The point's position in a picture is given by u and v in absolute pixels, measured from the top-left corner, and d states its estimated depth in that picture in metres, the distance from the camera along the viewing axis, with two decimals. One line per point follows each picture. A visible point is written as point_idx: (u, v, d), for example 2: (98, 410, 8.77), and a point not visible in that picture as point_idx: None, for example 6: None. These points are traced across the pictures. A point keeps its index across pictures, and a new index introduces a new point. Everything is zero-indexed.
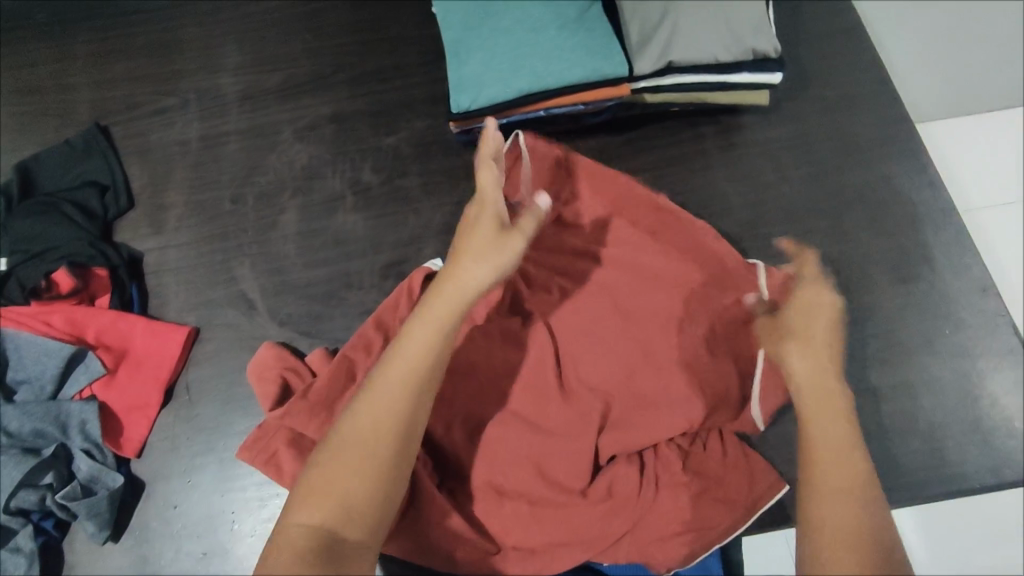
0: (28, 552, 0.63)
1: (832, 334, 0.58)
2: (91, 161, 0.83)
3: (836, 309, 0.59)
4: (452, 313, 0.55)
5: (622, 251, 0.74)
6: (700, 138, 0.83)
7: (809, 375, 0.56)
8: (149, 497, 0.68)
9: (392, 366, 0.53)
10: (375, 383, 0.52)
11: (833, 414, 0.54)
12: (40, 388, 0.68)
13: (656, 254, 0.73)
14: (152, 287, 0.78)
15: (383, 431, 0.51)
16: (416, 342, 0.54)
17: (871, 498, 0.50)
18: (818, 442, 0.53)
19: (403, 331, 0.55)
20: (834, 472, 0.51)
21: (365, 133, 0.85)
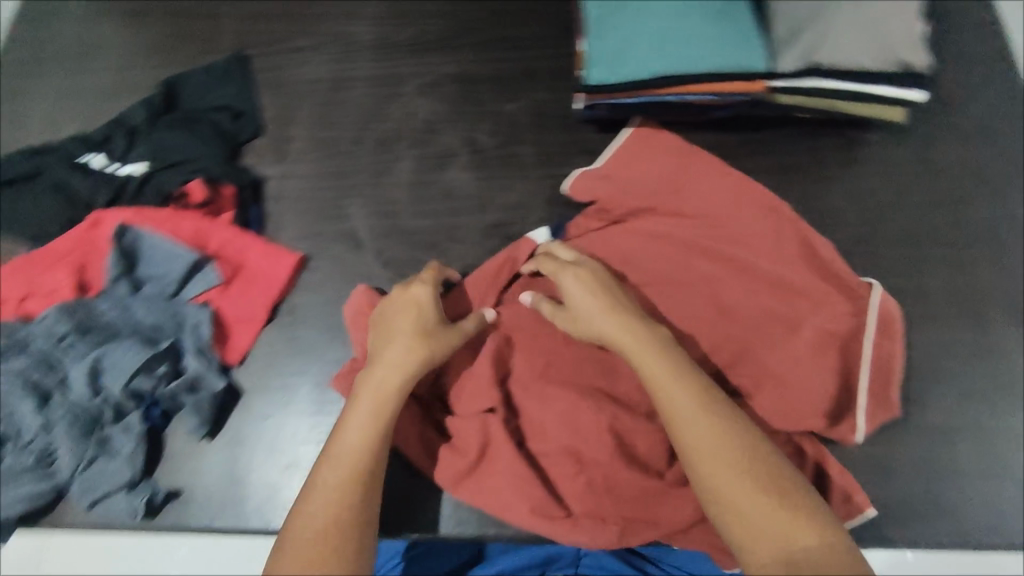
0: (136, 433, 0.68)
1: (613, 294, 0.67)
2: (228, 87, 0.88)
3: (599, 278, 0.68)
4: (388, 386, 0.61)
5: (734, 251, 0.74)
6: (824, 147, 0.81)
7: (605, 327, 0.64)
8: (245, 404, 0.72)
9: (334, 444, 0.59)
10: (320, 464, 0.58)
11: (659, 364, 0.60)
12: (164, 286, 0.73)
13: (767, 258, 0.73)
14: (270, 211, 0.82)
15: (339, 501, 0.55)
16: (352, 434, 0.59)
17: (734, 432, 0.56)
18: (669, 400, 0.58)
19: (336, 431, 0.60)
20: (697, 426, 0.57)
21: (486, 96, 0.87)
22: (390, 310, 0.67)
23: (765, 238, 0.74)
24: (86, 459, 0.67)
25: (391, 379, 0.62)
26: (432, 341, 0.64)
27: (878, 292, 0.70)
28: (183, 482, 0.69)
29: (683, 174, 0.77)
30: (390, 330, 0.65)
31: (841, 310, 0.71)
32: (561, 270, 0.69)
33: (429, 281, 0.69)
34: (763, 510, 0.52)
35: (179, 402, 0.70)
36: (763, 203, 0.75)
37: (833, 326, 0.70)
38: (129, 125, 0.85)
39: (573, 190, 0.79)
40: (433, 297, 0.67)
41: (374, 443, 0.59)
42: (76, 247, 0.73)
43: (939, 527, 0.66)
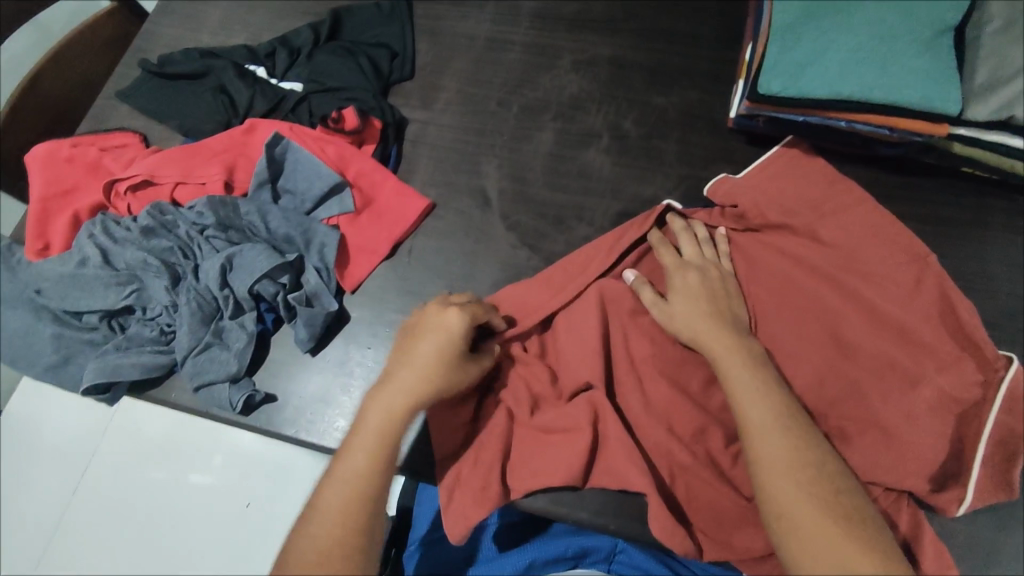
0: (249, 332, 0.71)
1: (714, 298, 0.68)
2: (390, 26, 0.90)
3: (704, 279, 0.69)
4: (386, 434, 0.59)
5: (868, 288, 0.69)
6: (987, 208, 0.76)
7: (696, 326, 0.65)
8: (351, 330, 0.75)
9: (335, 474, 0.57)
10: (319, 497, 0.57)
11: (745, 372, 0.61)
12: (301, 203, 0.76)
13: (906, 305, 0.68)
14: (407, 153, 0.84)
15: (338, 532, 0.55)
16: (358, 461, 0.58)
17: (809, 453, 0.56)
18: (746, 407, 0.59)
19: (338, 454, 0.59)
20: (770, 438, 0.56)
21: (639, 85, 0.86)
22: (416, 332, 0.64)
23: (904, 285, 0.69)
24: (200, 344, 0.70)
25: (394, 427, 0.59)
26: (450, 372, 0.61)
27: (1015, 369, 0.63)
28: (281, 390, 0.72)
29: (828, 199, 0.74)
30: (412, 350, 0.62)
31: (971, 378, 0.64)
32: (678, 266, 0.70)
33: (468, 307, 0.65)
34: (820, 528, 0.51)
35: (291, 313, 0.73)
36: (911, 247, 0.70)
37: (961, 393, 0.64)
38: (294, 44, 0.88)
39: (711, 193, 0.77)
40: (466, 323, 0.63)
41: (375, 483, 0.57)
42: (228, 147, 0.77)
43: None
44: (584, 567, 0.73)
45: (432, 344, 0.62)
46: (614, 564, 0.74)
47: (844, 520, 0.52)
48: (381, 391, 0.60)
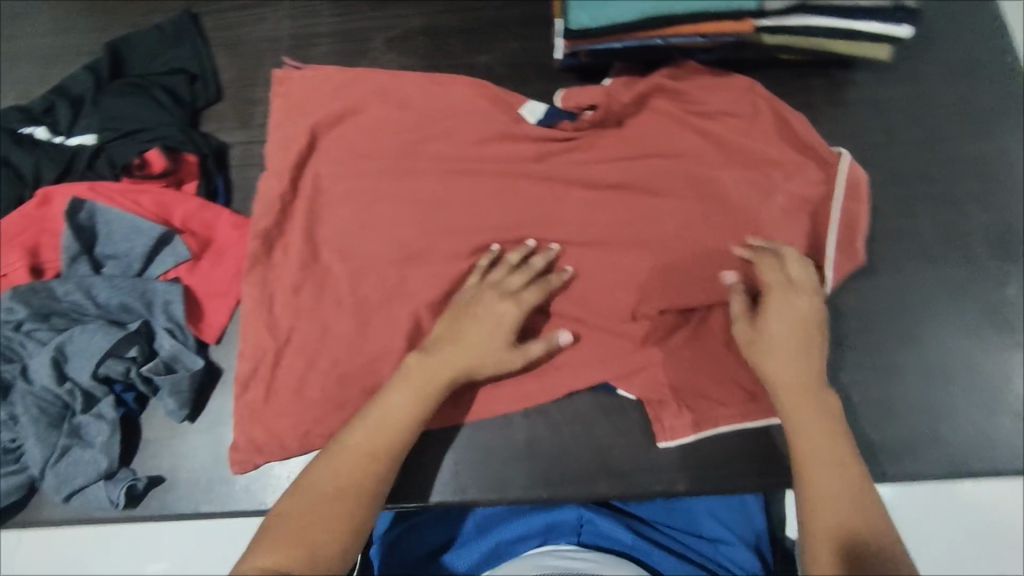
0: (111, 421, 0.64)
1: (803, 332, 0.64)
2: (179, 48, 0.81)
3: (807, 307, 0.64)
4: (403, 426, 0.61)
5: (713, 126, 0.73)
6: (809, 89, 0.79)
7: (778, 373, 0.62)
8: (226, 383, 0.69)
9: (375, 412, 0.61)
10: (348, 437, 0.59)
11: (801, 362, 0.63)
12: (128, 266, 0.68)
13: (743, 179, 0.71)
14: (237, 180, 0.78)
15: (353, 472, 0.57)
16: (396, 409, 0.61)
17: (854, 498, 0.54)
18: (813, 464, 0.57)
19: (381, 401, 0.62)
20: (822, 483, 0.56)
21: (459, 49, 0.83)
22: (483, 299, 0.66)
23: (743, 118, 0.74)
24: (56, 451, 0.62)
25: (414, 415, 0.61)
26: (496, 347, 0.65)
27: (847, 159, 0.71)
28: (167, 468, 0.67)
29: (663, 88, 0.75)
30: (467, 335, 0.65)
31: (813, 178, 0.71)
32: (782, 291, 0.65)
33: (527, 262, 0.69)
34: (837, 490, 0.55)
35: (153, 385, 0.66)
36: (741, 84, 0.75)
37: (807, 192, 0.71)
38: (72, 93, 0.78)
39: (563, 102, 0.75)
40: (518, 310, 0.65)
41: (406, 436, 0.61)
42: (25, 227, 0.68)
43: (935, 460, 0.67)
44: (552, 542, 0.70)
45: (488, 323, 0.65)
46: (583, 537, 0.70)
47: (854, 488, 0.55)
48: (429, 356, 0.64)
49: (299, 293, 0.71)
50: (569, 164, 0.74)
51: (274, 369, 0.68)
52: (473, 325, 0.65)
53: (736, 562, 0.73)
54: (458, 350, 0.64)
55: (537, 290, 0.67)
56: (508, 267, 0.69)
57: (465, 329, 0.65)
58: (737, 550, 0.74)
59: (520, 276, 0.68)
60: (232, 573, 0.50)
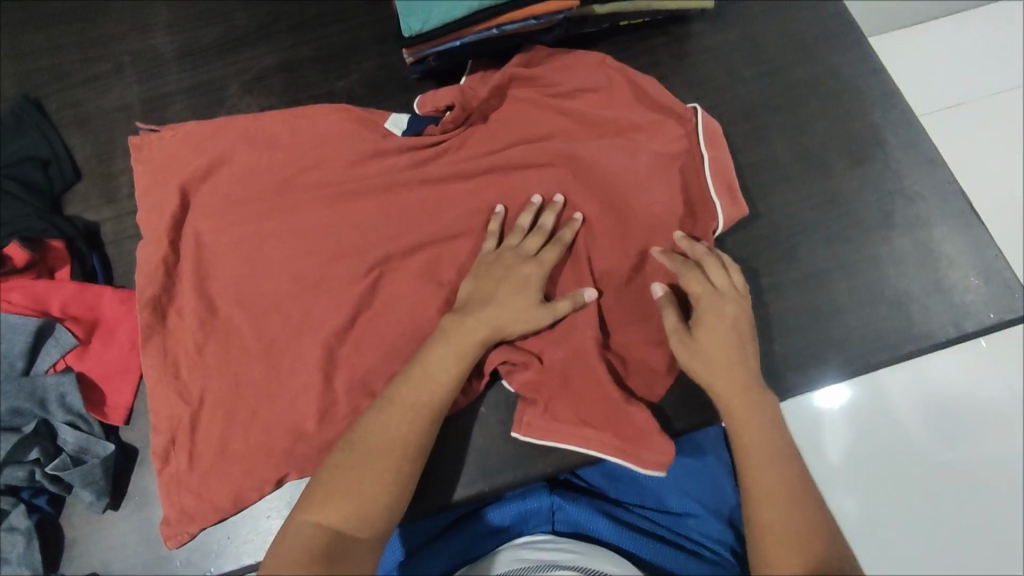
0: (25, 530, 0.61)
1: (736, 345, 0.65)
2: (26, 137, 0.78)
3: (735, 322, 0.65)
4: (441, 388, 0.61)
5: (570, 104, 0.74)
6: (654, 49, 0.83)
7: (726, 388, 0.63)
8: (142, 461, 0.67)
9: (426, 364, 0.61)
10: (397, 389, 0.60)
11: (739, 378, 0.63)
12: (11, 366, 0.64)
13: (613, 142, 0.72)
14: (115, 255, 0.75)
15: (402, 426, 0.58)
16: (439, 366, 0.61)
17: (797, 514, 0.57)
18: (753, 478, 0.60)
19: (428, 353, 0.62)
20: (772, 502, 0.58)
21: (317, 78, 0.83)
22: (505, 264, 0.66)
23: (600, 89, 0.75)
24: None
25: (452, 375, 0.61)
26: (518, 304, 0.64)
27: (701, 114, 0.74)
28: (98, 562, 0.64)
29: (517, 75, 0.76)
30: (525, 294, 0.65)
31: (676, 132, 0.73)
32: (709, 298, 0.66)
33: (544, 221, 0.69)
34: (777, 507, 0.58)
35: (63, 484, 0.63)
36: (592, 61, 0.76)
37: (672, 145, 0.72)
38: None
39: (423, 107, 0.76)
40: (541, 271, 0.66)
41: (451, 395, 0.61)
42: None
43: (836, 362, 0.71)
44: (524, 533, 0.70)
45: (513, 283, 0.65)
46: (556, 524, 0.70)
47: (796, 505, 0.57)
48: (465, 313, 0.64)
49: (203, 353, 0.69)
50: (444, 159, 0.74)
51: (190, 435, 0.67)
52: (499, 283, 0.65)
53: (708, 534, 0.72)
54: (490, 307, 0.64)
55: (555, 249, 0.67)
56: (528, 228, 0.69)
57: (506, 283, 0.65)
58: (708, 523, 0.73)
59: (538, 238, 0.68)
60: (289, 522, 0.54)
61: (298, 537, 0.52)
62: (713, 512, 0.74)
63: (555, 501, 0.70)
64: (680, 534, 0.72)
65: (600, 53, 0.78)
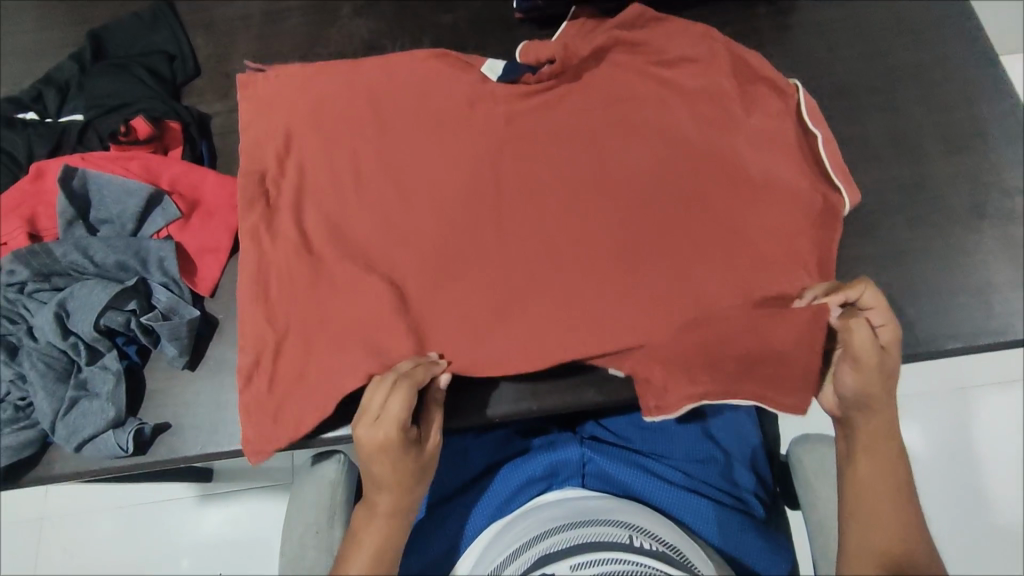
0: (115, 371, 0.67)
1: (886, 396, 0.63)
2: (159, 32, 0.85)
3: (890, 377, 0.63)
4: (389, 528, 0.61)
5: (671, 74, 0.73)
6: (757, 17, 0.83)
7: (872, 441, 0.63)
8: (221, 333, 0.72)
9: (360, 545, 0.60)
10: (346, 568, 0.59)
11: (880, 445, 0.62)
12: (122, 226, 0.71)
13: (704, 92, 0.72)
14: (221, 147, 0.81)
15: None
16: (375, 536, 0.60)
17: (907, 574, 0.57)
18: (870, 514, 0.60)
19: (355, 541, 0.60)
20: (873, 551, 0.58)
21: (424, 9, 0.87)
22: (370, 432, 0.60)
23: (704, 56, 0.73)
24: (65, 403, 0.65)
25: (391, 546, 0.61)
26: (400, 466, 0.61)
27: (803, 91, 0.73)
28: (171, 414, 0.69)
29: (621, 40, 0.75)
30: (401, 459, 0.60)
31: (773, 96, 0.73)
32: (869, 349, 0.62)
33: (400, 371, 0.63)
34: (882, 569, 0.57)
35: (153, 336, 0.69)
36: (697, 30, 0.74)
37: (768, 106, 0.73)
38: (59, 80, 0.81)
39: (523, 56, 0.77)
40: (405, 424, 0.60)
41: (393, 557, 0.61)
42: (21, 199, 0.71)
43: (904, 343, 0.69)
44: (557, 486, 0.71)
45: (390, 451, 0.60)
46: (588, 477, 0.72)
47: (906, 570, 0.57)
48: (377, 497, 0.61)
49: (274, 245, 0.70)
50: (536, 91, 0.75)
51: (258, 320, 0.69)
52: (382, 454, 0.60)
53: (732, 481, 0.77)
54: (387, 483, 0.61)
55: (409, 392, 0.61)
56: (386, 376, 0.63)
57: (387, 450, 0.60)
58: (738, 471, 0.78)
59: (393, 389, 0.61)
60: None
61: None
62: (733, 459, 0.79)
63: (588, 454, 0.72)
64: (710, 486, 0.75)
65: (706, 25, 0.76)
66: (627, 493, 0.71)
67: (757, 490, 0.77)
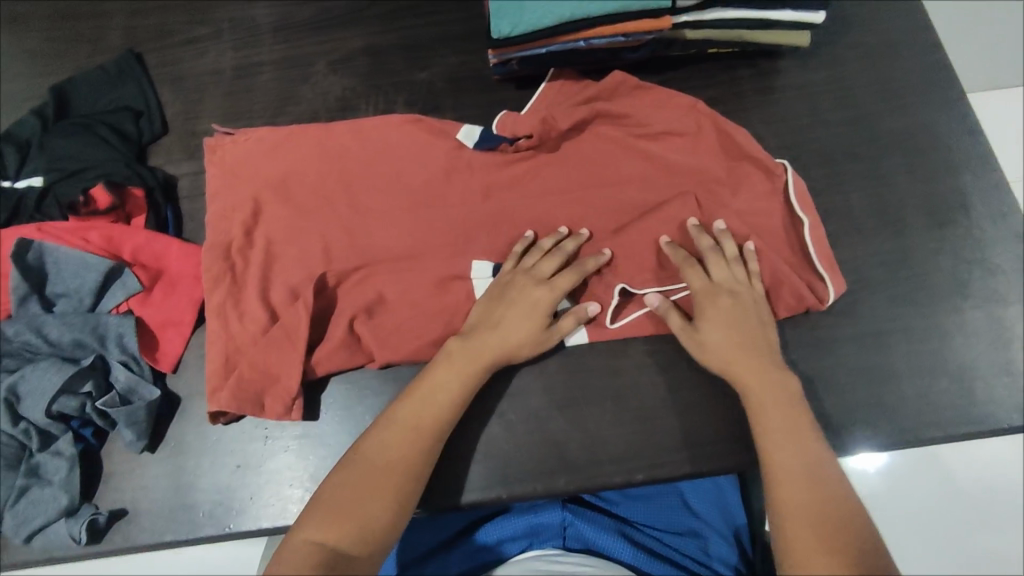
0: (69, 457, 0.64)
1: (737, 326, 0.65)
2: (125, 87, 0.82)
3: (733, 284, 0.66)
4: (447, 408, 0.62)
5: (653, 149, 0.72)
6: (739, 80, 0.81)
7: (725, 360, 0.64)
8: (183, 411, 0.70)
9: (421, 390, 0.63)
10: (401, 406, 0.62)
11: (761, 376, 0.62)
12: (80, 301, 0.69)
13: (682, 171, 0.72)
14: (188, 211, 0.79)
15: (403, 447, 0.60)
16: (443, 386, 0.63)
17: (818, 490, 0.56)
18: (778, 446, 0.59)
19: (428, 375, 0.64)
20: (789, 476, 0.57)
21: (399, 66, 0.84)
22: (519, 285, 0.67)
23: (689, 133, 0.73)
24: (14, 493, 0.63)
25: (455, 399, 0.63)
26: (537, 344, 0.66)
27: (790, 172, 0.70)
28: (128, 499, 0.67)
29: (603, 114, 0.74)
30: (516, 308, 0.66)
31: None
32: (709, 291, 0.66)
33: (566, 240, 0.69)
34: (805, 492, 0.56)
35: (111, 419, 0.67)
36: (683, 103, 0.73)
37: None
38: (18, 138, 0.78)
39: (501, 129, 0.73)
40: (552, 296, 0.66)
41: (446, 423, 0.62)
42: None
43: (884, 428, 0.68)
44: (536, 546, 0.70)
45: (522, 303, 0.66)
46: (568, 539, 0.71)
47: (824, 487, 0.56)
48: (470, 343, 0.65)
49: (242, 319, 0.68)
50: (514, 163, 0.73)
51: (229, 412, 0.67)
52: (507, 307, 0.66)
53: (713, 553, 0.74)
54: (500, 332, 0.65)
55: (571, 274, 0.67)
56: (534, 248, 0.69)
57: (522, 296, 0.66)
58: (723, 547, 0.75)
59: (557, 258, 0.68)
60: (289, 534, 0.55)
61: (298, 551, 0.53)
62: (714, 530, 0.76)
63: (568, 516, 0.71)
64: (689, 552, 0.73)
65: (689, 96, 0.75)
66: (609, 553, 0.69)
67: (737, 565, 0.74)
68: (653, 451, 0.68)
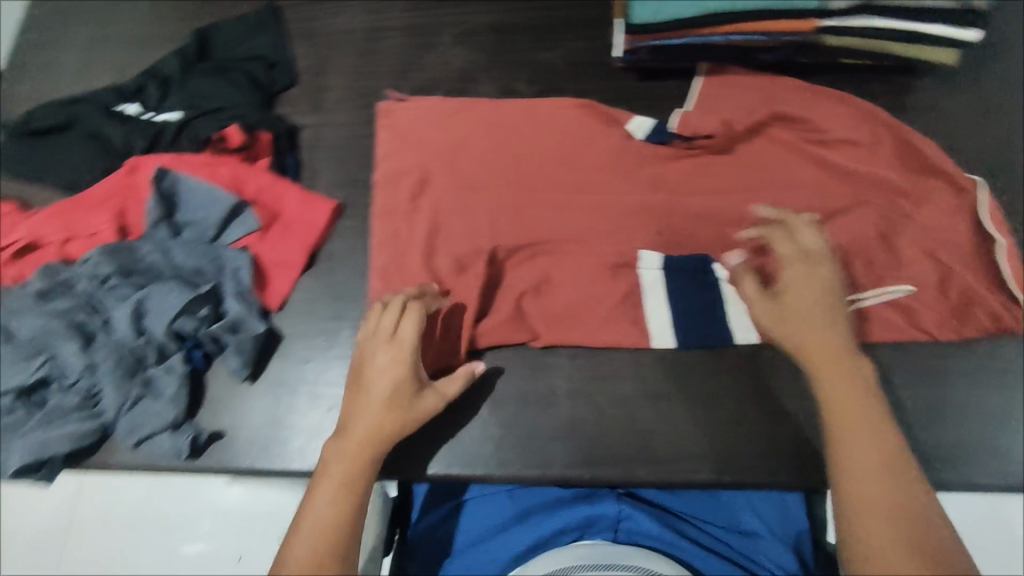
0: (180, 374, 0.68)
1: (818, 306, 0.63)
2: (261, 37, 0.86)
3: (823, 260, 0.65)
4: (359, 470, 0.59)
5: (831, 155, 0.72)
6: (873, 95, 0.78)
7: (818, 346, 0.62)
8: (286, 348, 0.73)
9: (329, 461, 0.60)
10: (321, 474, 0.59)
11: (846, 375, 0.60)
12: (203, 231, 0.73)
13: (831, 180, 0.72)
14: (307, 160, 0.82)
15: (331, 513, 0.57)
16: (347, 454, 0.60)
17: (896, 499, 0.53)
18: (865, 447, 0.56)
19: (328, 454, 0.60)
20: (874, 481, 0.54)
21: (524, 45, 0.85)
22: (370, 348, 0.64)
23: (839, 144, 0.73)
24: (130, 400, 0.67)
25: (365, 465, 0.60)
26: (403, 418, 0.62)
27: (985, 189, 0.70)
28: (225, 424, 0.70)
29: (782, 116, 0.74)
30: (372, 368, 0.63)
31: (882, 193, 0.71)
32: (800, 257, 0.65)
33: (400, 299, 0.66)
34: (881, 497, 0.53)
35: (220, 344, 0.71)
36: (860, 110, 0.73)
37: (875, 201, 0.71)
38: (161, 74, 0.83)
39: (679, 128, 0.74)
40: (404, 353, 0.63)
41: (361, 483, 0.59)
42: (113, 192, 0.73)
43: (991, 467, 0.66)
44: (588, 537, 0.72)
45: (381, 370, 0.63)
46: (620, 532, 0.72)
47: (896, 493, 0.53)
48: (353, 414, 0.62)
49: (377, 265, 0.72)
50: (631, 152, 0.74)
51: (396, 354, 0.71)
52: (372, 372, 0.63)
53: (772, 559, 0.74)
54: (364, 397, 0.63)
55: (412, 323, 0.64)
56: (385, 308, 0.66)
57: (381, 361, 0.63)
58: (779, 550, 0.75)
59: (392, 313, 0.65)
60: None
61: None
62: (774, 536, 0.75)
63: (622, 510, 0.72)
64: (750, 560, 0.74)
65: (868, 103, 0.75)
66: (667, 552, 0.71)
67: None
68: (743, 455, 0.67)
